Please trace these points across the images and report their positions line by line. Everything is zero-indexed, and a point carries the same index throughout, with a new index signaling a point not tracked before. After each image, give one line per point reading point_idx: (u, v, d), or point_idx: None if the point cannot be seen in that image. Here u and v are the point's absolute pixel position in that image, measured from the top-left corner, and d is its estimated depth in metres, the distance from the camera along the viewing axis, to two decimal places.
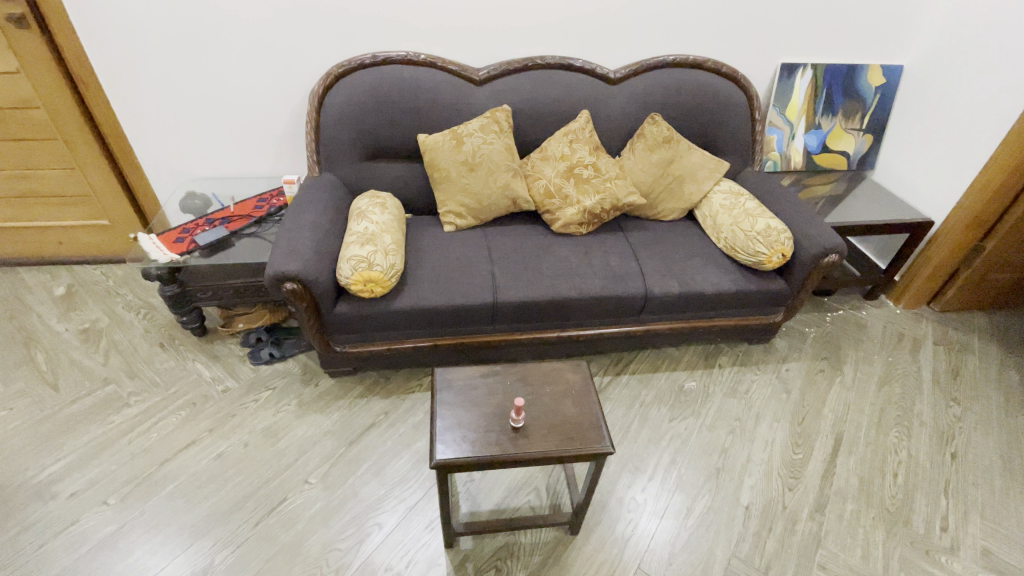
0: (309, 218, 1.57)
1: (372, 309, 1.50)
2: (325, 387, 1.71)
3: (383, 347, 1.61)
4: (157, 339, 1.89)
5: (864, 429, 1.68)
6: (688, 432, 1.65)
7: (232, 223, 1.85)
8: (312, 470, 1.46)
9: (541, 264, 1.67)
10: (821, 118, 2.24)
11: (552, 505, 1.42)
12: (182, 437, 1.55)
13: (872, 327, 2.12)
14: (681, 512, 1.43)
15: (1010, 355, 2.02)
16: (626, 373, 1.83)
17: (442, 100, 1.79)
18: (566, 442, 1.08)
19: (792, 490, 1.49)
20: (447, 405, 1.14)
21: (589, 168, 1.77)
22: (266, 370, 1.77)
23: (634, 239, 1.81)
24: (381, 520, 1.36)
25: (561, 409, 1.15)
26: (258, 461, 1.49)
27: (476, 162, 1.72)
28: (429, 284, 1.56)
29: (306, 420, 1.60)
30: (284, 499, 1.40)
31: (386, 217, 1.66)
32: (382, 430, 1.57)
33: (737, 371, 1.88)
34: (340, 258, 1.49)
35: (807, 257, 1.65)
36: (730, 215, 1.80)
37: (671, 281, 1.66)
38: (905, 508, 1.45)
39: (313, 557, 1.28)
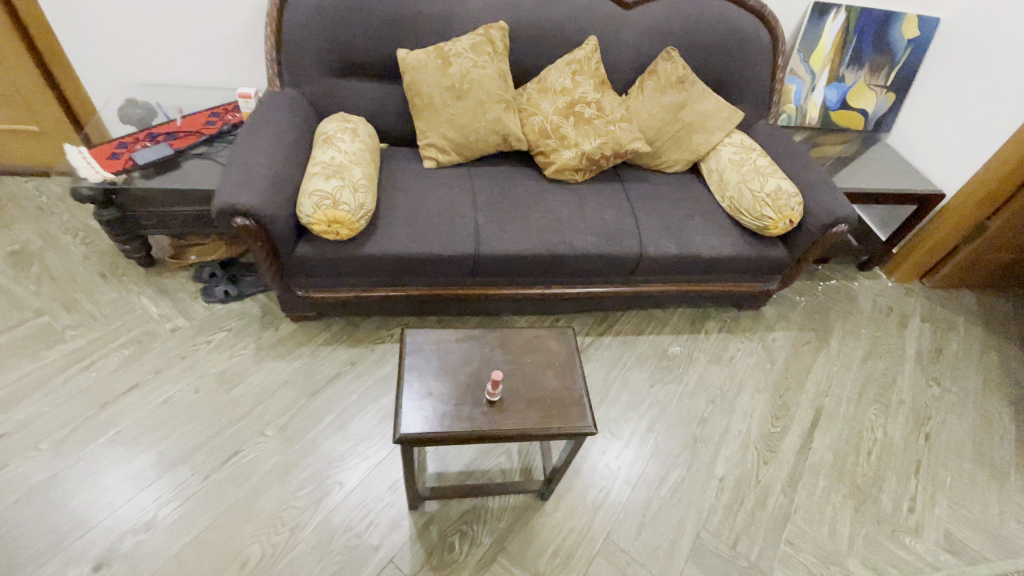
0: (267, 142, 1.35)
1: (338, 253, 1.34)
2: (286, 332, 1.57)
3: (350, 294, 1.47)
4: (97, 267, 1.69)
5: (843, 404, 1.66)
6: (668, 399, 1.59)
7: (178, 140, 1.61)
8: (269, 422, 1.36)
9: (530, 213, 1.51)
10: (846, 70, 2.05)
11: (523, 469, 1.36)
12: (125, 379, 1.42)
13: (862, 299, 2.06)
14: (654, 482, 1.40)
15: (994, 337, 2.00)
16: (610, 334, 1.74)
17: (428, 10, 1.53)
18: (546, 419, 0.99)
19: (767, 463, 1.47)
20: (415, 371, 1.03)
21: (592, 106, 1.57)
22: (221, 310, 1.62)
23: (633, 192, 1.65)
24: (342, 478, 1.27)
25: (542, 382, 1.05)
26: (210, 409, 1.37)
27: (464, 89, 1.50)
28: (403, 228, 1.40)
29: (263, 366, 1.47)
30: (237, 452, 1.30)
31: (357, 146, 1.45)
32: (346, 382, 1.46)
33: (723, 338, 1.81)
34: (301, 193, 1.30)
35: (816, 225, 1.53)
36: (738, 172, 1.64)
37: (669, 242, 1.53)
38: (875, 487, 1.45)
39: (267, 514, 1.20)
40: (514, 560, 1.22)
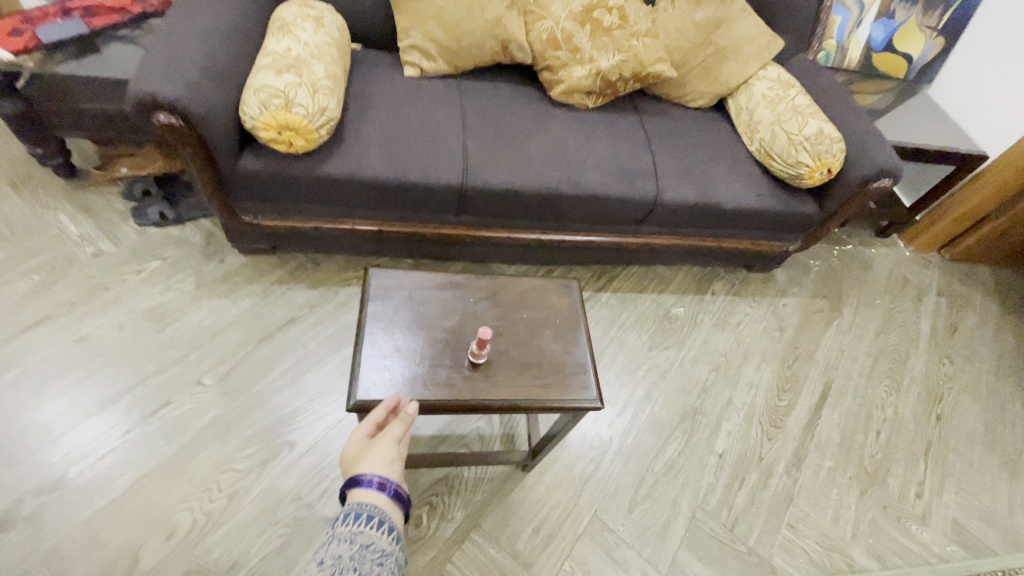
0: (204, 22, 1.07)
1: (292, 171, 1.09)
2: (233, 265, 1.33)
3: (308, 224, 1.23)
4: (4, 175, 1.40)
5: (854, 379, 1.53)
6: (668, 365, 1.43)
7: (96, 18, 1.29)
8: (208, 370, 1.15)
9: (530, 141, 1.26)
10: (898, 5, 1.79)
11: (505, 436, 1.20)
12: (33, 310, 1.18)
13: (879, 268, 1.91)
14: (649, 455, 1.26)
15: (1009, 316, 1.88)
16: (608, 290, 1.56)
17: None
18: (540, 389, 0.81)
19: (771, 440, 1.34)
20: (380, 321, 0.82)
21: (612, 14, 1.30)
22: (156, 235, 1.37)
23: (650, 126, 1.41)
24: (293, 439, 1.09)
25: (537, 343, 0.86)
26: (137, 351, 1.16)
27: None
28: (375, 146, 1.14)
29: (204, 304, 1.25)
30: (167, 403, 1.10)
31: (321, 39, 1.17)
32: (303, 327, 1.25)
33: (731, 301, 1.64)
34: (246, 90, 1.05)
35: (857, 179, 1.33)
36: (773, 110, 1.41)
37: (688, 187, 1.32)
38: (882, 469, 1.34)
39: (200, 478, 1.01)
40: (489, 538, 1.07)
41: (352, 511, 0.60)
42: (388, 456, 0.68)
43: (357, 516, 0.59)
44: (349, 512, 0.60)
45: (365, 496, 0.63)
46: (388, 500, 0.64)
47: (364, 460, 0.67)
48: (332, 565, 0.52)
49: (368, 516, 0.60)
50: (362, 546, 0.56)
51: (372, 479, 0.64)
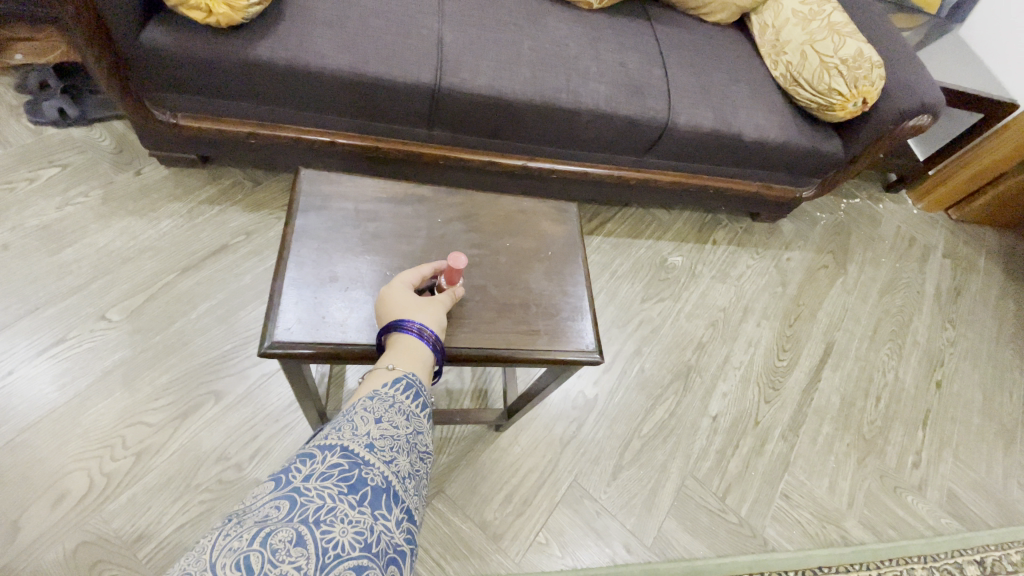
0: None
1: (214, 52, 0.85)
2: (153, 179, 1.09)
3: (241, 129, 0.99)
4: None
5: (856, 341, 1.42)
6: (662, 319, 1.29)
7: None
8: (115, 303, 0.94)
9: (521, 40, 1.03)
10: None
11: (477, 391, 1.04)
12: None
13: (886, 225, 1.78)
14: (637, 416, 1.13)
15: (1011, 282, 1.80)
16: (601, 233, 1.38)
17: None
18: (524, 337, 0.64)
19: (768, 403, 1.22)
20: (315, 241, 0.62)
21: None
22: (54, 137, 1.10)
23: (663, 38, 1.19)
24: (221, 388, 0.90)
25: (523, 280, 0.68)
26: (24, 275, 0.93)
27: None
28: (325, 30, 0.90)
29: (112, 224, 1.02)
30: (61, 340, 0.89)
31: None
32: (239, 257, 1.04)
33: (733, 252, 1.48)
34: None
35: (893, 113, 1.16)
36: (806, 28, 1.20)
37: (705, 111, 1.12)
38: (881, 437, 1.25)
39: (100, 431, 0.83)
40: (453, 506, 0.93)
41: (413, 380, 0.49)
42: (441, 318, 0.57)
43: (417, 392, 0.49)
44: (408, 378, 0.49)
45: (412, 347, 0.52)
46: (430, 363, 0.54)
47: (412, 308, 0.55)
48: (391, 442, 0.43)
49: (425, 399, 0.50)
50: (414, 432, 0.47)
51: (424, 331, 0.53)
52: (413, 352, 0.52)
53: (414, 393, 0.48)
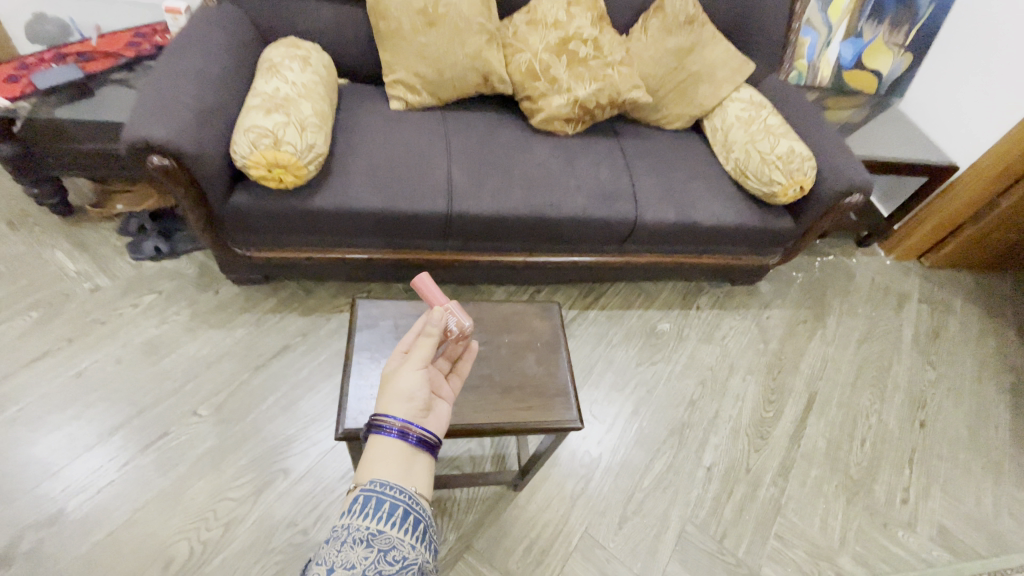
0: (189, 68, 1.10)
1: (283, 205, 1.13)
2: (227, 296, 1.36)
3: (300, 255, 1.27)
4: (3, 214, 1.44)
5: (839, 388, 1.56)
6: (655, 381, 1.46)
7: (91, 63, 1.33)
8: (203, 400, 1.18)
9: (513, 167, 1.31)
10: (864, 25, 1.86)
11: (496, 456, 1.23)
12: (31, 347, 1.20)
13: (861, 277, 1.95)
14: (638, 470, 1.28)
15: (991, 320, 1.92)
16: (595, 308, 1.59)
17: None
18: (523, 411, 0.84)
19: (758, 451, 1.37)
20: (366, 351, 0.86)
21: (588, 45, 1.36)
22: (151, 269, 1.40)
23: (629, 149, 1.47)
24: (288, 465, 1.11)
25: (520, 366, 0.89)
26: (133, 384, 1.18)
27: (439, 15, 1.28)
28: (362, 179, 1.19)
29: (199, 336, 1.28)
30: (163, 434, 1.12)
31: (308, 77, 1.21)
32: (296, 355, 1.28)
33: (716, 315, 1.67)
34: (236, 130, 1.08)
35: (829, 193, 1.38)
36: (746, 130, 1.46)
37: (668, 207, 1.37)
38: (869, 477, 1.37)
39: (196, 507, 1.03)
40: (482, 558, 1.09)
41: (371, 492, 0.51)
42: (410, 393, 0.61)
43: (377, 503, 0.50)
44: (366, 493, 0.51)
45: (384, 445, 0.57)
46: (409, 451, 0.57)
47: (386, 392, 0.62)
48: None
49: (391, 503, 0.50)
50: (381, 553, 0.46)
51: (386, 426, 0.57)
52: (379, 455, 0.56)
53: (374, 505, 0.50)
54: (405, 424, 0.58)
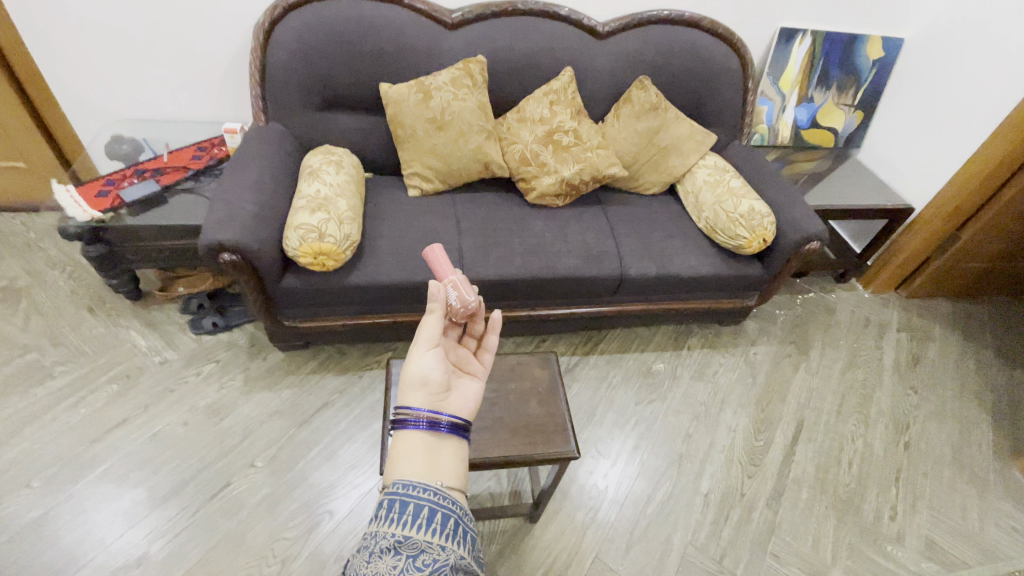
0: (251, 178, 1.38)
1: (324, 284, 1.37)
2: (274, 361, 1.59)
3: (337, 323, 1.49)
4: (84, 301, 1.69)
5: (825, 416, 1.70)
6: (653, 417, 1.62)
7: (164, 175, 1.62)
8: (259, 453, 1.37)
9: (513, 238, 1.55)
10: (815, 91, 2.12)
11: (512, 492, 1.39)
12: (114, 414, 1.42)
13: (841, 311, 2.12)
14: (641, 499, 1.43)
15: (969, 344, 2.06)
16: (595, 353, 1.78)
17: (409, 44, 1.59)
18: (529, 446, 1.02)
19: (751, 477, 1.51)
20: None
21: (569, 134, 1.64)
22: (209, 341, 1.63)
23: (612, 215, 1.71)
24: (332, 507, 1.29)
25: (526, 408, 1.08)
26: (199, 442, 1.38)
27: (446, 120, 1.56)
28: (388, 257, 1.43)
29: (252, 398, 1.49)
30: (226, 485, 1.31)
31: (341, 178, 1.49)
32: (335, 410, 1.49)
33: (706, 354, 1.84)
34: (286, 226, 1.34)
35: (789, 243, 1.58)
36: (713, 192, 1.69)
37: (649, 262, 1.58)
38: (857, 497, 1.49)
39: (258, 547, 1.21)
40: None
41: (395, 496, 0.53)
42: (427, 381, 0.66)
43: (400, 507, 0.51)
44: (391, 497, 0.52)
45: (411, 440, 0.59)
46: (436, 441, 0.60)
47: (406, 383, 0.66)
48: None
49: (415, 506, 0.52)
50: (410, 558, 0.48)
51: (411, 419, 0.61)
52: (405, 451, 0.58)
53: (398, 510, 0.51)
54: (432, 414, 0.61)
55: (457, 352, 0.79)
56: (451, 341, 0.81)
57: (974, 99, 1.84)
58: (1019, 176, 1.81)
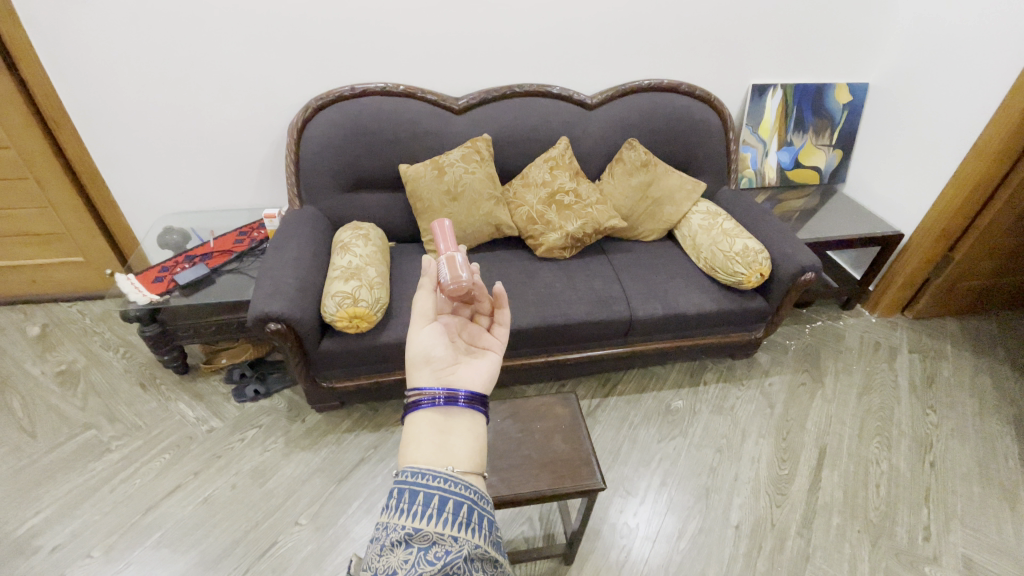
0: (291, 254, 1.55)
1: (359, 345, 1.50)
2: (312, 422, 1.69)
3: (370, 380, 1.62)
4: (137, 378, 1.83)
5: (846, 441, 1.73)
6: (677, 453, 1.67)
7: (212, 259, 1.80)
8: (302, 511, 1.45)
9: (527, 290, 1.68)
10: (793, 135, 2.30)
11: (546, 535, 1.44)
12: (167, 482, 1.51)
13: (850, 337, 2.18)
14: (673, 535, 1.46)
15: (981, 361, 2.10)
16: (614, 395, 1.85)
17: (423, 129, 1.81)
18: (557, 480, 1.10)
19: (779, 506, 1.53)
20: None
21: (570, 194, 1.82)
22: (251, 408, 1.75)
23: (617, 263, 1.85)
24: None
25: (552, 445, 1.17)
26: (247, 503, 1.47)
27: (459, 192, 1.75)
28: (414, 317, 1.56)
29: (294, 458, 1.58)
30: (274, 543, 1.38)
31: (369, 249, 1.66)
32: (372, 465, 1.58)
33: (722, 388, 1.91)
34: (323, 295, 1.48)
35: (785, 276, 1.69)
36: (708, 235, 1.83)
37: (655, 303, 1.69)
38: (888, 519, 1.51)
39: None
40: None
41: (406, 485, 0.55)
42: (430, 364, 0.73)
43: (411, 499, 0.53)
44: (402, 490, 0.55)
45: (427, 415, 0.66)
46: (451, 412, 0.67)
47: (414, 365, 0.73)
48: None
49: (425, 496, 0.54)
50: (421, 549, 0.49)
51: (424, 397, 0.67)
52: (422, 429, 0.65)
53: (409, 500, 0.53)
54: (448, 389, 0.68)
55: (468, 330, 0.85)
56: (461, 320, 0.86)
57: (938, 132, 1.98)
58: (1000, 194, 1.89)
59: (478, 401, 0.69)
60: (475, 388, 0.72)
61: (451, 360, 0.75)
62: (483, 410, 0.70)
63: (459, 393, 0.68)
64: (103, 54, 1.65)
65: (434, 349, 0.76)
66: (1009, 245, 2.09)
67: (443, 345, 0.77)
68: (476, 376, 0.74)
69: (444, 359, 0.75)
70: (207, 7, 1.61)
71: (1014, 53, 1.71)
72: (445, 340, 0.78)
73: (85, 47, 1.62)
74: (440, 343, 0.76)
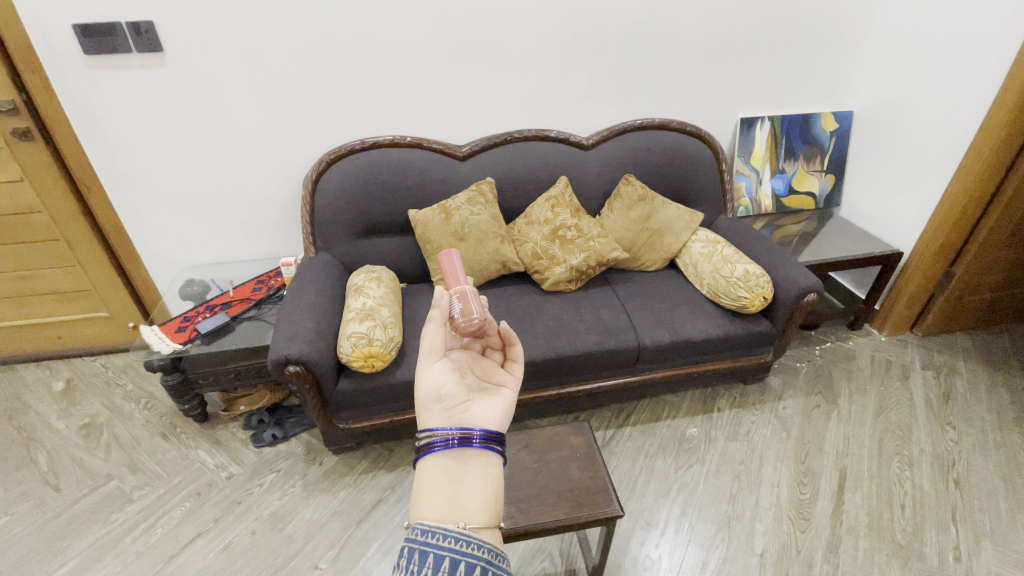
0: (309, 299, 1.62)
1: (374, 383, 1.54)
2: (329, 465, 1.72)
3: (385, 420, 1.65)
4: (158, 428, 1.87)
5: (867, 461, 1.71)
6: (695, 481, 1.65)
7: (232, 308, 1.87)
8: (322, 555, 1.45)
9: (535, 323, 1.73)
10: (784, 163, 2.39)
11: (568, 570, 1.42)
12: (187, 530, 1.52)
13: (861, 357, 2.17)
14: (698, 565, 1.43)
15: (997, 375, 2.08)
16: (628, 425, 1.85)
17: (429, 176, 1.92)
18: (575, 508, 1.11)
19: (803, 532, 1.51)
20: None
21: (572, 229, 1.89)
22: (269, 452, 1.77)
23: (622, 293, 1.91)
24: None
25: (568, 474, 1.19)
26: (267, 549, 1.47)
27: (465, 232, 1.83)
28: None
29: (312, 501, 1.60)
30: None
31: (382, 291, 1.72)
32: (389, 505, 1.59)
33: (737, 413, 1.90)
34: (340, 336, 1.53)
35: (788, 297, 1.72)
36: (710, 262, 1.88)
37: (662, 330, 1.73)
38: (916, 541, 1.48)
39: None
40: None
41: (416, 545, 0.57)
42: (440, 408, 0.76)
43: (423, 560, 0.55)
44: (413, 549, 0.57)
45: (437, 462, 0.69)
46: (461, 456, 0.70)
47: (423, 408, 0.77)
48: None
49: (435, 559, 0.55)
50: None
51: (437, 440, 0.70)
52: (432, 476, 0.68)
53: (419, 562, 0.55)
54: (464, 430, 0.71)
55: (480, 365, 0.89)
56: (473, 355, 0.90)
57: (926, 153, 2.06)
58: (994, 207, 1.94)
59: (493, 440, 0.72)
60: (488, 427, 0.75)
61: (462, 398, 0.79)
62: (498, 450, 0.73)
63: (474, 433, 0.71)
64: (132, 122, 1.78)
65: (444, 387, 0.80)
66: (1009, 258, 2.12)
67: (454, 383, 0.81)
68: (488, 414, 0.77)
69: (454, 397, 0.79)
70: (230, 76, 1.76)
71: (989, 76, 1.80)
72: (455, 377, 0.81)
73: (118, 117, 1.77)
74: (450, 380, 0.80)
